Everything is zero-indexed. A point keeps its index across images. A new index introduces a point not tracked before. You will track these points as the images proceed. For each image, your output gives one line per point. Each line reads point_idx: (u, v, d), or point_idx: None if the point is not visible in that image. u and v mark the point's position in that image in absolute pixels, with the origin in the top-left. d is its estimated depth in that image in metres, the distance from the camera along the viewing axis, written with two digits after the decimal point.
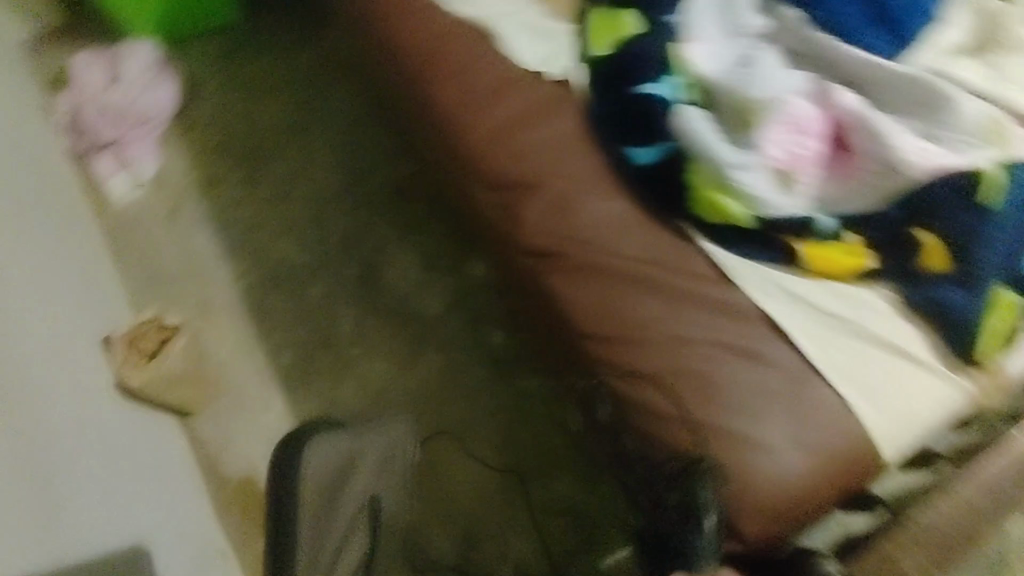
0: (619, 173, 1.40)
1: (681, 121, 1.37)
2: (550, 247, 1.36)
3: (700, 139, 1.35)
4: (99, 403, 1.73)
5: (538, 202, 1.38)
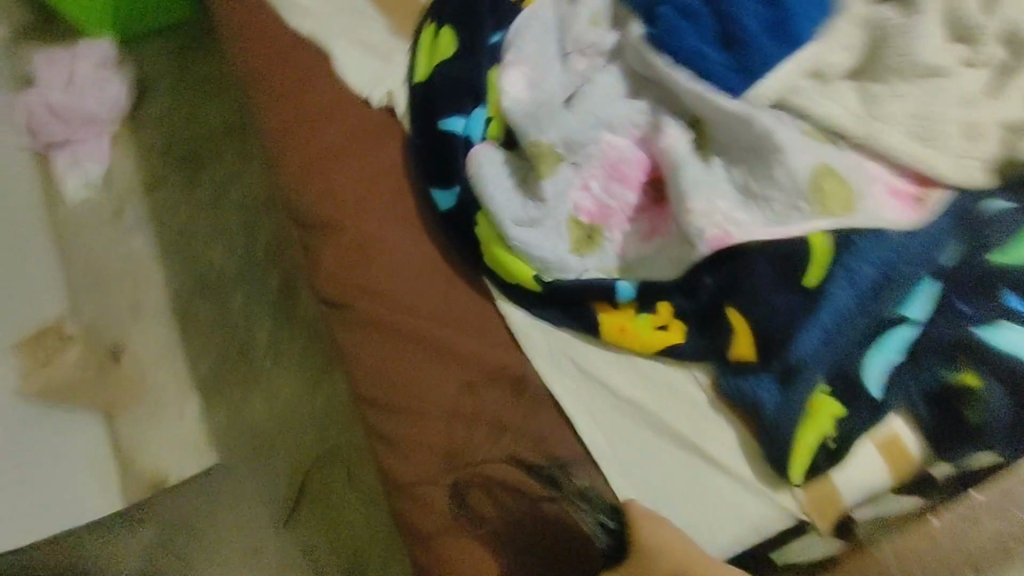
0: (418, 231, 0.83)
1: (690, 205, 0.68)
2: (368, 401, 0.78)
3: (564, 266, 0.75)
4: None
5: (326, 261, 0.83)
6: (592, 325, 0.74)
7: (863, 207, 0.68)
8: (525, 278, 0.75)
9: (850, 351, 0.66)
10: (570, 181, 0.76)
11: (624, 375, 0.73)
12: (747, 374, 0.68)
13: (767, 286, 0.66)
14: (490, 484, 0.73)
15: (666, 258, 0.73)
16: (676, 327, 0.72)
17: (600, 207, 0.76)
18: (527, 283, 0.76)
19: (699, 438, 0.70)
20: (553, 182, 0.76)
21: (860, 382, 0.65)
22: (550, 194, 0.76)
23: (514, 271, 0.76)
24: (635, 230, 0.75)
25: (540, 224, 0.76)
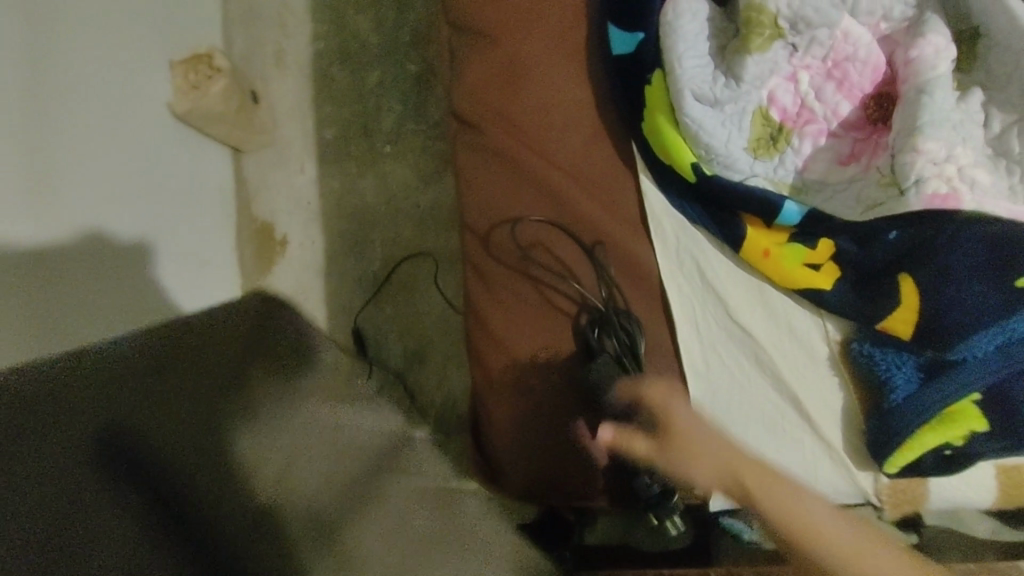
0: (579, 71, 0.74)
1: (918, 142, 0.55)
2: (479, 233, 0.74)
3: (732, 165, 0.65)
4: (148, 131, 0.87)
5: (474, 71, 0.75)
6: (735, 238, 0.66)
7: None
8: (682, 165, 0.66)
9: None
10: (776, 66, 0.63)
11: (748, 302, 0.67)
12: (889, 349, 0.60)
13: (964, 266, 0.56)
14: (563, 318, 0.71)
15: (853, 193, 0.61)
16: (827, 270, 0.63)
17: (800, 109, 0.63)
18: (682, 170, 0.66)
19: (802, 391, 0.65)
20: (760, 62, 0.62)
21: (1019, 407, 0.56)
22: (747, 76, 0.63)
23: (674, 153, 0.66)
24: (830, 149, 0.62)
25: (725, 107, 0.64)
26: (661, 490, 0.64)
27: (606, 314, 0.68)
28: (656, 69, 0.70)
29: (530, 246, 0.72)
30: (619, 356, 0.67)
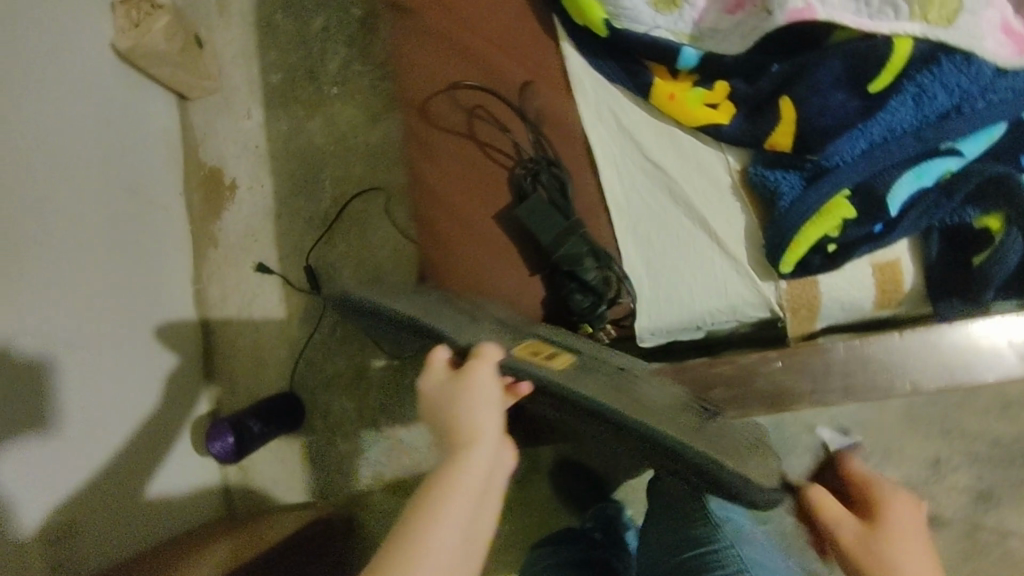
0: None
1: None
2: (418, 107, 0.80)
3: (636, 19, 0.74)
4: (76, 184, 1.14)
5: None
6: (646, 86, 0.75)
7: (960, 22, 0.63)
8: (592, 20, 0.74)
9: (885, 166, 0.66)
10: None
11: (661, 142, 0.76)
12: (776, 166, 0.70)
13: (830, 80, 0.66)
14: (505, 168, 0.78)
15: (736, 35, 0.71)
16: (724, 108, 0.73)
17: None
18: (592, 26, 0.74)
19: (709, 216, 0.74)
20: None
21: (884, 198, 0.66)
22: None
23: (583, 10, 0.74)
24: (719, 2, 0.71)
25: None
26: (591, 305, 0.72)
27: (536, 166, 0.75)
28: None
29: (463, 112, 0.80)
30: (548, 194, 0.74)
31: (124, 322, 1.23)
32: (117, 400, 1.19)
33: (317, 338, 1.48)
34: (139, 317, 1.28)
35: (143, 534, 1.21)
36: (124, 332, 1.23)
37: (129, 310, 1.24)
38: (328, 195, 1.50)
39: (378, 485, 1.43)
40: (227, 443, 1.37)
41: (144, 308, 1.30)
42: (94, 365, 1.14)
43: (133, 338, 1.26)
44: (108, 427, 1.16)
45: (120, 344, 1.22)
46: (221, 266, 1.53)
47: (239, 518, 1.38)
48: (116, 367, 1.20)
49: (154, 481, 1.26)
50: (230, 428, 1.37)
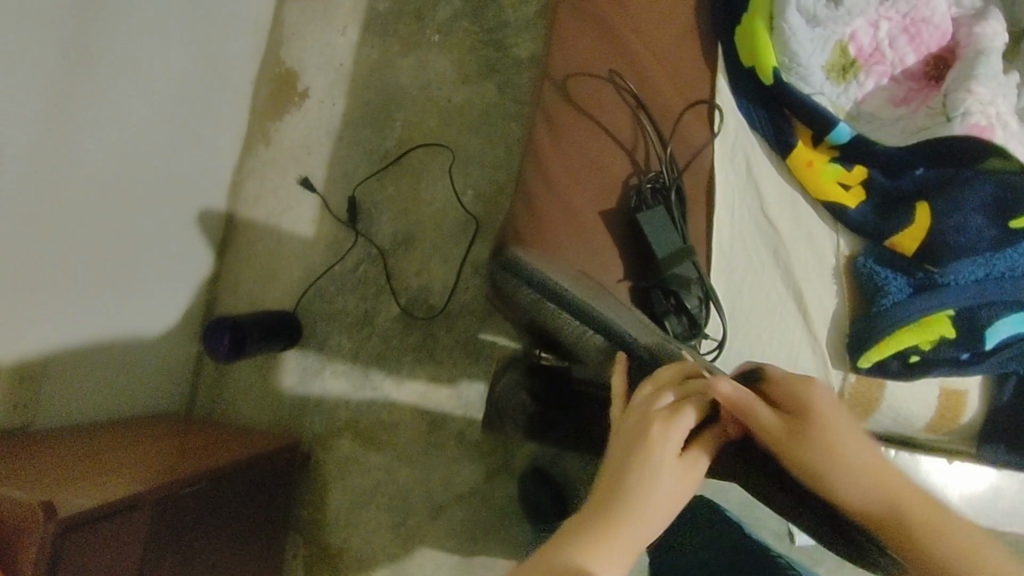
0: None
1: (971, 85, 0.69)
2: (562, 88, 0.79)
3: (805, 79, 0.75)
4: (128, 34, 1.08)
5: None
6: (788, 144, 0.75)
7: None
8: (765, 66, 0.75)
9: (996, 300, 0.67)
10: (867, 8, 0.73)
11: (783, 203, 0.76)
12: (888, 265, 0.71)
13: (975, 200, 0.68)
14: (635, 174, 0.78)
15: (897, 129, 0.74)
16: (855, 191, 0.74)
17: (874, 48, 0.74)
18: (762, 71, 0.75)
19: (805, 288, 0.74)
20: None
21: (986, 330, 0.67)
22: (845, 4, 0.73)
23: (761, 52, 0.75)
24: (888, 91, 0.74)
25: (818, 24, 0.74)
26: (684, 331, 0.74)
27: (666, 183, 0.75)
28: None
29: (603, 102, 0.79)
30: (669, 208, 0.75)
31: (134, 191, 1.18)
32: (121, 263, 1.18)
33: (336, 269, 1.46)
34: (152, 189, 1.23)
35: (93, 405, 1.17)
36: (131, 200, 1.18)
37: (141, 180, 1.19)
38: (394, 137, 1.48)
39: (344, 432, 1.40)
40: (224, 342, 1.31)
41: (164, 184, 1.26)
42: (92, 221, 1.09)
43: (140, 209, 1.21)
44: (106, 286, 1.16)
45: (125, 210, 1.17)
46: (265, 168, 1.50)
47: (197, 420, 1.36)
48: (132, 230, 1.20)
49: (123, 355, 1.23)
50: (232, 327, 1.32)
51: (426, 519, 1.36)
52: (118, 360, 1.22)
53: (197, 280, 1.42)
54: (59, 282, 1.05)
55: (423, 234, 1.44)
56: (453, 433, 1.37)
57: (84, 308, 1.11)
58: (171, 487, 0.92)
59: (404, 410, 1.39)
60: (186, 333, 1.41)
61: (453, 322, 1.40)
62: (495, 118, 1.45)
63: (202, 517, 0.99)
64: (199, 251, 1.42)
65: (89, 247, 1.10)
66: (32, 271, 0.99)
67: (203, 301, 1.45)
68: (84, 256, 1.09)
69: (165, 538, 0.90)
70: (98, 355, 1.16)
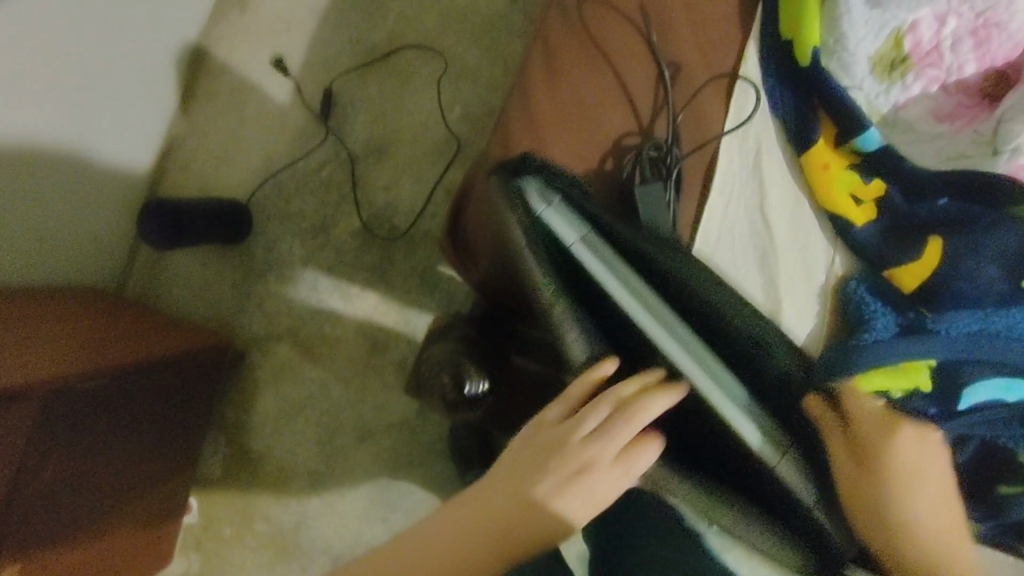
0: None
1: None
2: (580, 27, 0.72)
3: (848, 66, 0.75)
4: None
5: None
6: (807, 142, 0.76)
7: None
8: (803, 45, 0.74)
9: (980, 359, 0.70)
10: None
11: (784, 209, 0.77)
12: (876, 298, 0.76)
13: (988, 255, 0.71)
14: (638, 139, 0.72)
15: (933, 148, 0.77)
16: (865, 208, 0.77)
17: (933, 47, 0.74)
18: (800, 50, 0.74)
19: (784, 297, 0.75)
20: None
21: (957, 390, 0.71)
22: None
23: (804, 29, 0.73)
24: (934, 102, 0.76)
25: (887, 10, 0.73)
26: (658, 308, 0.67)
27: (667, 155, 0.69)
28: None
29: (616, 50, 0.71)
30: (666, 184, 0.69)
31: (79, 34, 1.03)
32: (62, 110, 1.05)
33: (299, 166, 1.34)
34: (99, 35, 1.07)
35: (12, 273, 1.06)
36: (75, 46, 1.03)
37: (86, 22, 1.03)
38: (386, 30, 1.32)
39: (284, 338, 1.34)
40: (160, 221, 1.24)
41: (111, 31, 1.09)
42: (26, 63, 0.94)
43: (84, 57, 1.05)
44: (46, 128, 1.02)
45: (67, 55, 1.02)
46: (237, 37, 1.34)
47: (127, 300, 1.27)
48: (78, 77, 1.05)
49: (54, 222, 1.10)
50: (170, 209, 1.24)
51: (353, 441, 1.33)
52: (46, 227, 1.09)
53: (143, 149, 1.28)
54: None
55: (399, 147, 1.32)
56: (394, 360, 1.32)
57: (17, 133, 0.97)
58: (65, 384, 0.88)
59: (348, 328, 1.32)
60: (126, 206, 1.29)
61: (416, 248, 1.32)
62: (499, 31, 1.31)
63: (100, 415, 0.95)
64: (152, 118, 1.28)
65: (19, 93, 0.95)
66: None
67: (146, 174, 1.32)
68: (13, 103, 0.94)
69: (54, 436, 0.85)
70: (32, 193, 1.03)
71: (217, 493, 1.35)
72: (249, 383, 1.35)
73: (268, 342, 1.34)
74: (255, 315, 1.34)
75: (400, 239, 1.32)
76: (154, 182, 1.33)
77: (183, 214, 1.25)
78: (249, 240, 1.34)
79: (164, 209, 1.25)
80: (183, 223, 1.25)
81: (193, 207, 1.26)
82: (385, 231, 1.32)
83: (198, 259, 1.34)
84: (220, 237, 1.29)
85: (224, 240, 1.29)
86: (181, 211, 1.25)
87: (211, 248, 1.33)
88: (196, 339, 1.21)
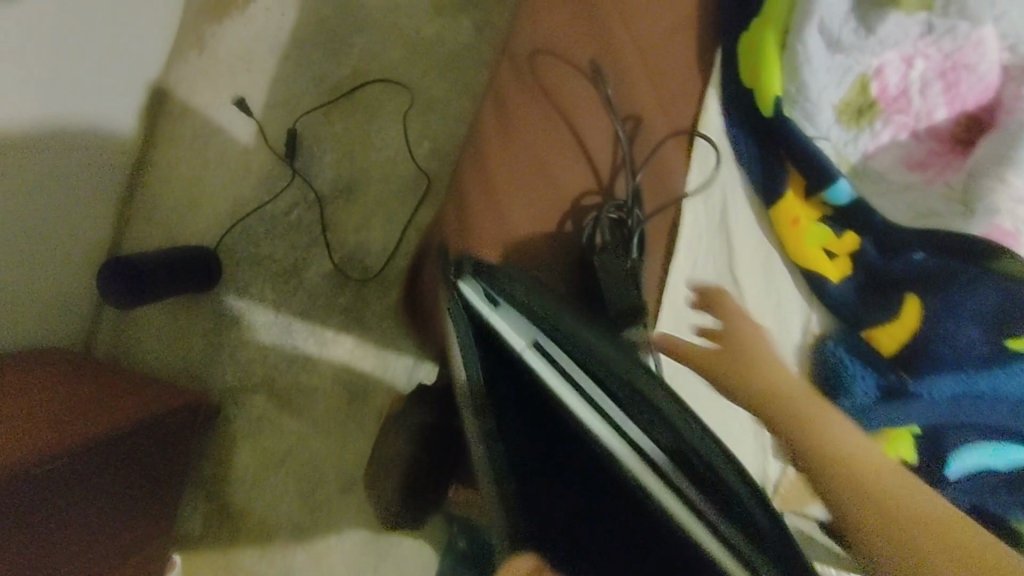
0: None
1: (1003, 171, 0.72)
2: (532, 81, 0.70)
3: (813, 115, 0.78)
4: None
5: None
6: (777, 194, 0.79)
7: None
8: (765, 96, 0.76)
9: (960, 424, 0.74)
10: (902, 43, 0.75)
11: (755, 268, 0.78)
12: (854, 360, 0.77)
13: (967, 316, 0.74)
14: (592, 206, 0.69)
15: (906, 202, 0.79)
16: (839, 263, 0.79)
17: (899, 94, 0.76)
18: (763, 99, 0.77)
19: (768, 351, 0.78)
20: (894, 36, 0.74)
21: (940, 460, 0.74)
22: (878, 34, 0.74)
23: (765, 79, 0.76)
24: (903, 148, 0.77)
25: (850, 59, 0.76)
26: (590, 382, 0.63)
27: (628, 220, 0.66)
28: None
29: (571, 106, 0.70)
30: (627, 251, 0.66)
31: (25, 92, 0.99)
32: (35, 161, 1.03)
33: (267, 210, 1.30)
34: (46, 91, 1.04)
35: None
36: (23, 105, 0.99)
37: (29, 79, 1.00)
38: (348, 67, 1.29)
39: (259, 388, 1.30)
40: (122, 279, 1.18)
41: (58, 85, 1.06)
42: None
43: (35, 115, 1.02)
44: (45, 107, 1.04)
45: (15, 114, 0.98)
46: (196, 80, 1.30)
47: (98, 359, 1.23)
48: (43, 126, 1.04)
49: (21, 290, 1.07)
50: (130, 265, 1.19)
51: (336, 489, 1.29)
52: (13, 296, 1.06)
53: (107, 203, 1.24)
54: None
55: (368, 186, 1.28)
56: (374, 406, 1.28)
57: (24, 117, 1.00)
58: (13, 474, 0.83)
59: (325, 375, 1.29)
60: (92, 263, 1.25)
61: (390, 288, 1.28)
62: (464, 62, 1.27)
63: (57, 498, 0.90)
64: (113, 169, 1.24)
65: None
66: None
67: (111, 227, 1.28)
68: None
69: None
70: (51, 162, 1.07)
71: (202, 551, 1.31)
72: (227, 436, 1.31)
73: (246, 392, 1.30)
74: (230, 366, 1.30)
75: (374, 280, 1.28)
76: (120, 235, 1.29)
77: (145, 267, 1.20)
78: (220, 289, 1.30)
79: (123, 265, 1.19)
80: (146, 278, 1.20)
81: (155, 259, 1.21)
82: (359, 273, 1.28)
83: (169, 311, 1.30)
84: (189, 288, 1.25)
85: (194, 290, 1.25)
86: (143, 264, 1.20)
87: (183, 299, 1.30)
88: (168, 397, 1.17)
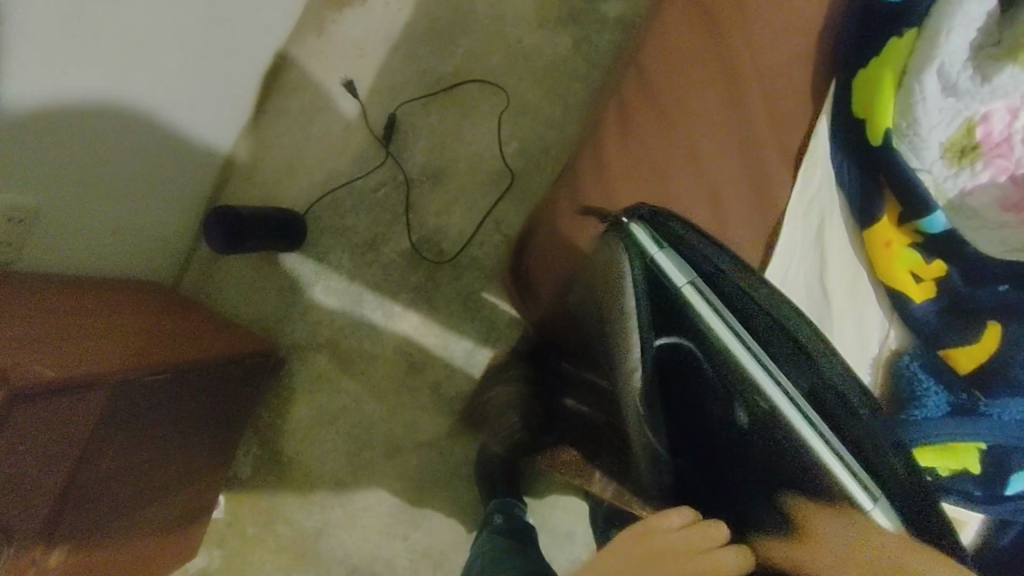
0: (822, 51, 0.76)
1: None
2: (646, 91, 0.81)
3: (919, 150, 0.84)
4: None
5: None
6: (873, 219, 0.84)
7: None
8: (876, 126, 0.82)
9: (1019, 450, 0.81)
10: (1011, 93, 0.80)
11: (844, 281, 0.85)
12: (929, 376, 0.85)
13: None
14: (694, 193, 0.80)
15: (997, 238, 0.83)
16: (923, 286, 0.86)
17: (1001, 138, 0.81)
18: (874, 130, 0.83)
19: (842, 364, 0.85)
20: (1009, 81, 0.79)
21: (1003, 476, 0.81)
22: (992, 83, 0.79)
23: (878, 113, 0.82)
24: (1001, 191, 0.82)
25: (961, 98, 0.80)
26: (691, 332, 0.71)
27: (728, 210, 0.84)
28: (915, 28, 0.81)
29: None
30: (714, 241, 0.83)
31: (176, 53, 1.09)
32: (164, 113, 1.13)
33: (357, 185, 1.39)
34: (195, 56, 1.14)
35: (87, 268, 1.12)
36: (170, 64, 1.09)
37: (184, 45, 1.10)
38: (452, 63, 1.38)
39: (323, 350, 1.37)
40: (233, 223, 1.22)
41: (203, 51, 1.16)
42: (123, 74, 0.99)
43: (176, 74, 1.12)
44: (210, 43, 1.17)
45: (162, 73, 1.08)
46: (311, 59, 1.40)
47: (182, 298, 1.31)
48: (179, 82, 1.13)
49: (128, 221, 1.16)
50: (242, 213, 1.23)
51: (381, 455, 1.35)
52: (121, 226, 1.15)
53: (214, 156, 1.34)
54: (84, 139, 0.97)
55: (455, 175, 1.37)
56: (429, 382, 1.35)
57: (54, 92, 0.89)
58: (124, 391, 0.90)
59: (388, 344, 1.36)
60: (192, 208, 1.35)
61: (462, 271, 1.36)
62: (563, 73, 1.36)
63: (148, 411, 0.96)
64: (224, 128, 1.34)
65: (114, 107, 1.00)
66: (58, 125, 0.91)
67: (214, 179, 1.38)
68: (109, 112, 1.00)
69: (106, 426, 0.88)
70: (83, 142, 0.97)
71: (245, 495, 1.38)
72: (285, 389, 1.38)
73: (312, 350, 1.38)
74: (300, 324, 1.38)
75: (448, 263, 1.36)
76: (219, 188, 1.39)
77: (256, 220, 1.26)
78: (302, 250, 1.38)
79: (238, 210, 1.23)
80: (253, 229, 1.25)
81: (264, 214, 1.27)
82: (435, 254, 1.36)
83: (252, 263, 1.39)
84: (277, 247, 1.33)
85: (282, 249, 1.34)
86: (253, 216, 1.25)
87: (266, 256, 1.39)
88: (245, 345, 1.25)
